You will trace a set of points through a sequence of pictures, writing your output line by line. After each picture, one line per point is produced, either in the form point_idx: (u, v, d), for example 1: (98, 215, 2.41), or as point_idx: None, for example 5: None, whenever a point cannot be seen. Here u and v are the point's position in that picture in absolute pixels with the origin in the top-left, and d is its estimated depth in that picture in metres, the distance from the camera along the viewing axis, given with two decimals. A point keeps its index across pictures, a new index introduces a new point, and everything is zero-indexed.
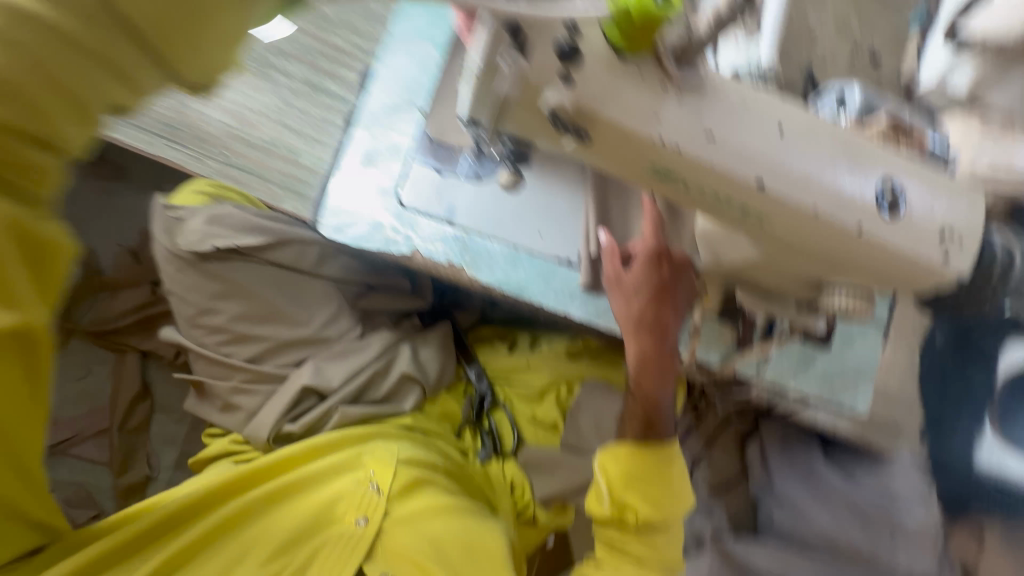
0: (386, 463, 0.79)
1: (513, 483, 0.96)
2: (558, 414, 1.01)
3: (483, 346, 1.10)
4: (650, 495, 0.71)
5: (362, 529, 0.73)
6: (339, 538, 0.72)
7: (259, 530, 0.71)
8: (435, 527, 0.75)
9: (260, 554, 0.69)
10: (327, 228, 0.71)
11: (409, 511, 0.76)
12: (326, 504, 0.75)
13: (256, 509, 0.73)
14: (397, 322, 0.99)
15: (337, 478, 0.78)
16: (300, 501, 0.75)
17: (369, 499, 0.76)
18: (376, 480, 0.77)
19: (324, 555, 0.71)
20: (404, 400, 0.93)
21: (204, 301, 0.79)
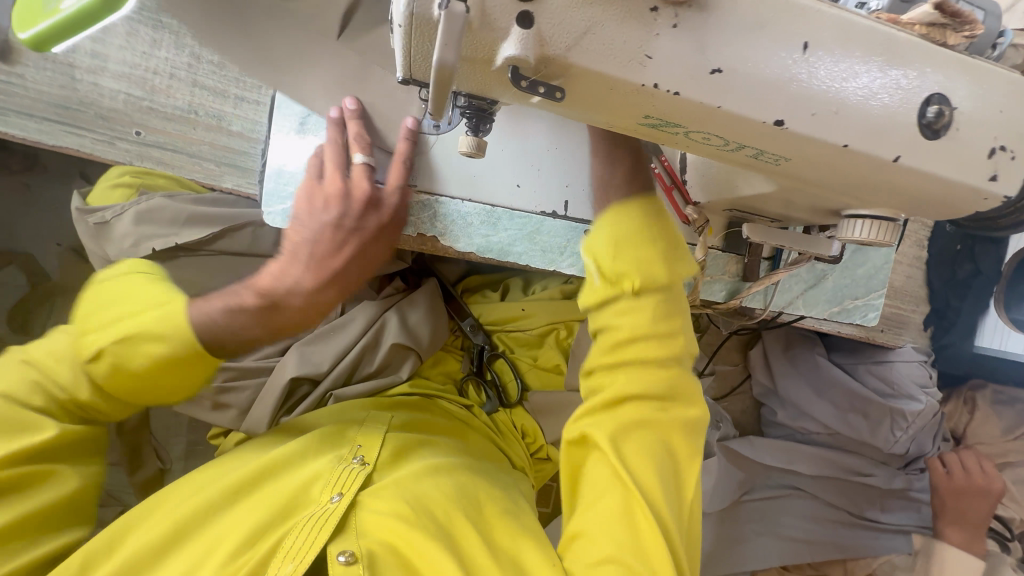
0: (372, 436, 0.75)
1: (524, 430, 0.97)
2: (560, 357, 0.99)
3: (474, 297, 1.04)
4: (645, 255, 0.52)
5: (336, 506, 0.64)
6: (309, 517, 0.63)
7: (219, 527, 0.61)
8: (419, 487, 0.68)
9: (220, 550, 0.59)
10: (273, 219, 0.61)
11: (392, 479, 0.69)
12: (295, 486, 0.66)
13: (216, 505, 0.63)
14: (379, 290, 0.93)
15: (312, 458, 0.71)
16: (267, 487, 0.66)
17: (346, 474, 0.69)
18: (361, 453, 0.73)
19: (293, 535, 0.60)
20: (401, 368, 0.90)
21: None
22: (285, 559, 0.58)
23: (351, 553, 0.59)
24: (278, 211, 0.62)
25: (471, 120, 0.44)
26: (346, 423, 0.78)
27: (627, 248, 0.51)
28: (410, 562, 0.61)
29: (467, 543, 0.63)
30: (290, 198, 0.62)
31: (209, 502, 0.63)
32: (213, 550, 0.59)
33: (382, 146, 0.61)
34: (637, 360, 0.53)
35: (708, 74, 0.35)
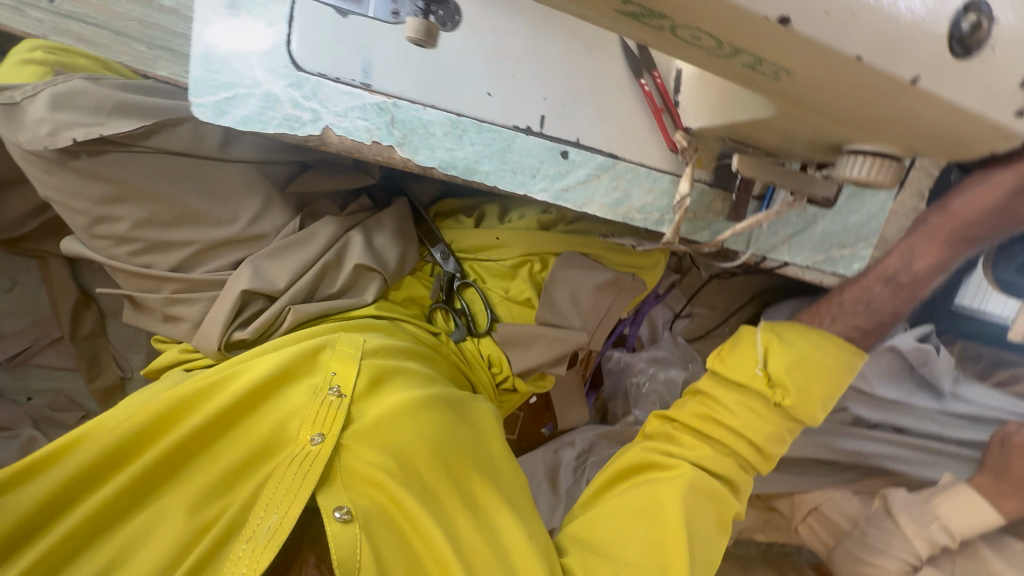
0: (348, 361, 0.68)
1: (491, 360, 0.95)
2: (533, 291, 0.94)
3: (447, 222, 0.98)
4: (768, 373, 0.60)
5: (317, 449, 0.61)
6: (290, 460, 0.60)
7: (192, 468, 0.59)
8: (404, 435, 0.64)
9: (193, 495, 0.56)
10: (200, 112, 0.52)
11: (373, 420, 0.65)
12: (270, 425, 0.63)
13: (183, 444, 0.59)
14: (343, 206, 0.87)
15: (286, 390, 0.66)
16: (241, 424, 0.63)
17: (325, 410, 0.64)
18: (337, 383, 0.67)
19: (274, 483, 0.58)
20: (366, 291, 0.86)
21: (96, 207, 0.66)
22: (268, 508, 0.56)
23: (348, 510, 0.57)
24: (207, 102, 0.52)
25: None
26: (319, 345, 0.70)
27: (739, 356, 0.63)
28: (399, 522, 0.60)
29: (451, 507, 0.61)
30: (222, 88, 0.52)
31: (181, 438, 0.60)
32: (187, 490, 0.57)
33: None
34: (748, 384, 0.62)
35: None
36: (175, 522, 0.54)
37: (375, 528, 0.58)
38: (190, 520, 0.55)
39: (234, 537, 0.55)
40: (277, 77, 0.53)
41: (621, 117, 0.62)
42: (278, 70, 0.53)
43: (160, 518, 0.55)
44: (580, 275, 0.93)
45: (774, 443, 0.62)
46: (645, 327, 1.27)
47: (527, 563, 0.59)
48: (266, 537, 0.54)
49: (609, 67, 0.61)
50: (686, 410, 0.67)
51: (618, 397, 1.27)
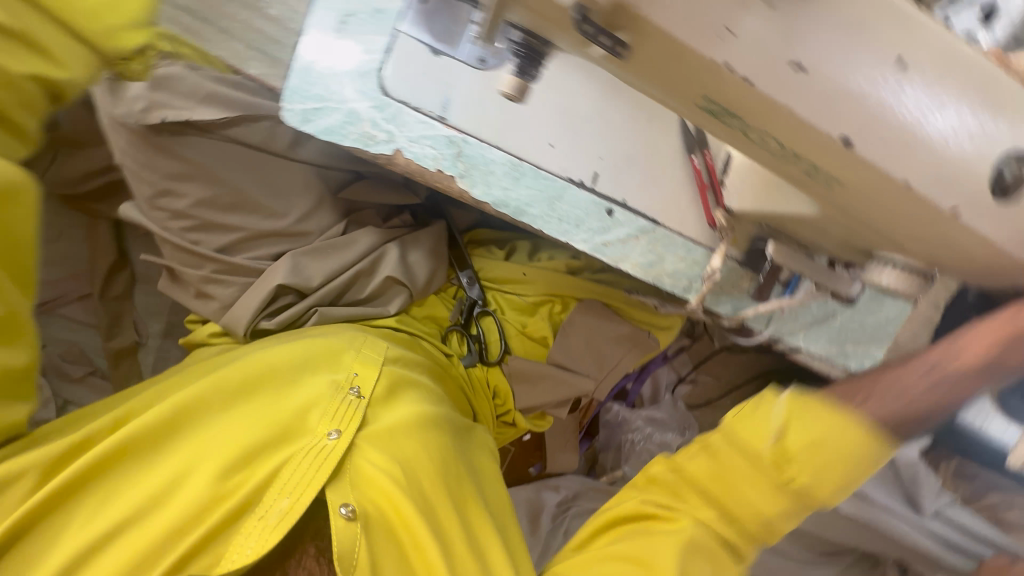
0: (372, 363, 0.70)
1: (495, 390, 0.98)
2: (549, 330, 0.96)
3: (479, 250, 1.01)
4: (793, 453, 0.52)
5: (333, 444, 0.62)
6: (306, 450, 0.61)
7: (209, 439, 0.60)
8: (412, 446, 0.66)
9: (215, 463, 0.58)
10: (288, 115, 0.56)
11: (387, 426, 0.66)
12: (292, 411, 0.64)
13: (214, 409, 0.62)
14: (386, 219, 0.90)
15: (309, 380, 0.67)
16: (263, 402, 0.64)
17: (344, 408, 0.65)
18: (357, 384, 0.68)
19: (290, 468, 0.60)
20: (390, 302, 0.88)
21: (163, 181, 0.70)
22: (281, 493, 0.58)
23: (353, 508, 0.59)
24: (296, 109, 0.56)
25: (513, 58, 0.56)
26: (345, 342, 0.71)
27: (758, 423, 0.55)
28: (396, 529, 0.61)
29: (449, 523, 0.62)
30: (312, 99, 0.56)
31: (209, 406, 0.62)
32: (207, 460, 0.59)
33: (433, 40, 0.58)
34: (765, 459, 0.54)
35: (785, 66, 0.33)
36: (197, 486, 0.57)
37: (374, 533, 0.60)
38: (208, 491, 0.57)
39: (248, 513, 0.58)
40: (364, 97, 0.57)
41: (667, 186, 0.67)
42: (367, 91, 0.57)
43: (182, 477, 0.58)
44: (595, 323, 0.96)
45: (787, 516, 0.55)
46: (648, 386, 1.28)
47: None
48: (276, 522, 0.56)
49: (666, 139, 0.66)
50: (694, 464, 0.59)
51: (610, 450, 1.27)
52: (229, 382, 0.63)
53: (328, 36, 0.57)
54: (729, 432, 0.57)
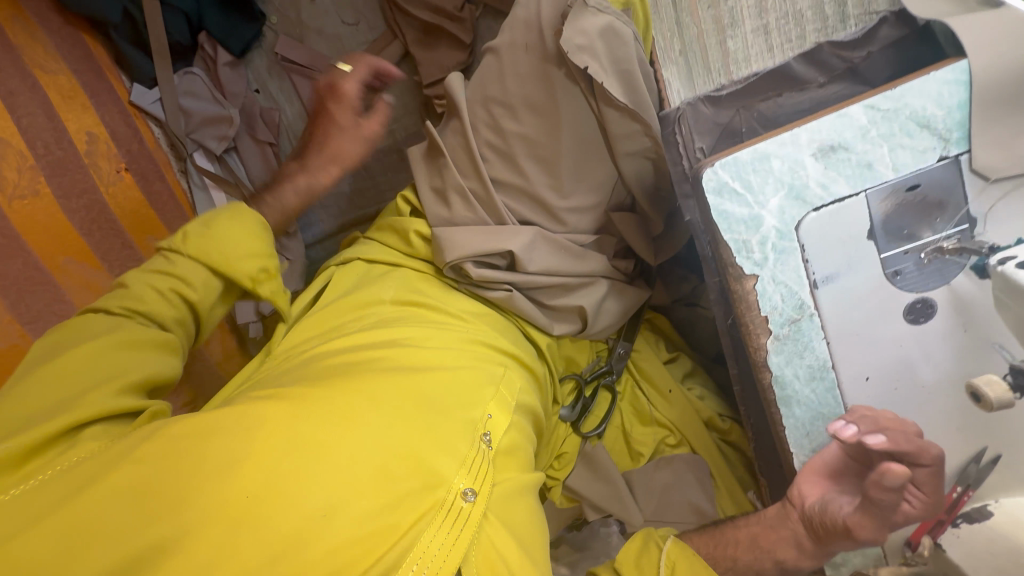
0: (504, 410, 0.61)
1: (560, 455, 0.91)
2: (649, 450, 0.91)
3: (647, 336, 0.98)
4: None
5: (472, 508, 0.49)
6: (444, 511, 0.48)
7: (347, 459, 0.46)
8: (526, 522, 0.54)
9: (346, 511, 0.44)
10: (708, 176, 0.54)
11: (507, 492, 0.55)
12: (432, 454, 0.51)
13: (346, 425, 0.49)
14: (614, 256, 0.86)
15: (446, 414, 0.55)
16: (403, 430, 0.51)
17: (478, 457, 0.53)
18: (488, 432, 0.57)
19: (430, 539, 0.46)
20: (559, 324, 0.83)
21: (516, 97, 0.70)
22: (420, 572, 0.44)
23: None
24: (719, 177, 0.54)
25: (1020, 382, 0.50)
26: (483, 376, 0.63)
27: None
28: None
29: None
30: (740, 182, 0.54)
31: (343, 421, 0.49)
32: (345, 498, 0.45)
33: (881, 231, 0.53)
34: None
35: None
36: (326, 540, 0.43)
37: None
38: (343, 545, 0.43)
39: None
40: (779, 218, 0.54)
41: None
42: (786, 215, 0.54)
43: (307, 518, 0.43)
44: (689, 485, 0.88)
45: None
46: None
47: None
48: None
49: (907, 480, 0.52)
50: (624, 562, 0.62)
51: None
52: (371, 401, 0.52)
53: (806, 151, 0.53)
54: None
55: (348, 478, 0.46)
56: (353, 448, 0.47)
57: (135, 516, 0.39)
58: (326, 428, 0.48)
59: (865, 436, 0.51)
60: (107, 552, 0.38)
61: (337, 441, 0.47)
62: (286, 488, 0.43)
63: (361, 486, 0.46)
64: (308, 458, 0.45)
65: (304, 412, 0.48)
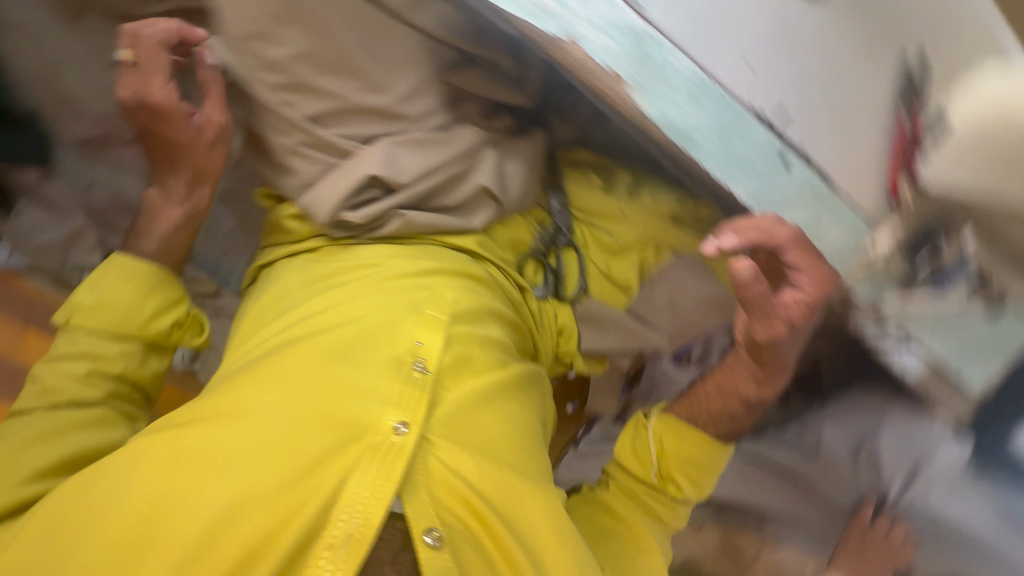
0: (435, 332, 0.61)
1: (561, 330, 0.90)
2: (635, 276, 0.89)
3: (575, 174, 0.90)
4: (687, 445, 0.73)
5: (405, 439, 0.55)
6: (371, 452, 0.55)
7: (274, 438, 0.55)
8: (490, 430, 0.61)
9: (269, 485, 0.53)
10: None
11: (457, 405, 0.59)
12: (355, 406, 0.57)
13: (260, 417, 0.56)
14: (487, 116, 0.78)
15: (368, 364, 0.59)
16: (325, 397, 0.57)
17: (410, 389, 0.58)
18: (422, 359, 0.60)
19: (357, 479, 0.53)
20: (475, 215, 0.78)
21: (266, 21, 0.62)
22: (348, 511, 0.52)
23: (438, 535, 0.53)
24: None
25: None
26: (402, 308, 0.63)
27: (678, 448, 0.73)
28: (478, 534, 0.57)
29: (532, 513, 0.60)
30: None
31: (259, 418, 0.56)
32: (267, 469, 0.53)
33: None
34: (681, 469, 0.74)
35: None
36: (253, 519, 0.51)
37: (462, 552, 0.56)
38: (264, 526, 0.51)
39: (310, 546, 0.52)
40: None
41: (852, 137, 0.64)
42: None
43: (232, 507, 0.52)
44: (686, 278, 0.88)
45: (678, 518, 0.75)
46: None
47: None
48: (352, 542, 0.51)
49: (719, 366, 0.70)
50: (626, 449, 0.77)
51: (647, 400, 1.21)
52: (289, 383, 0.58)
53: None
54: (656, 458, 0.74)
55: (268, 462, 0.54)
56: (272, 436, 0.55)
57: (108, 563, 0.50)
58: (242, 431, 0.55)
59: (722, 240, 0.57)
60: (82, 564, 0.50)
61: (259, 438, 0.55)
62: (212, 488, 0.52)
63: (284, 462, 0.54)
64: (232, 454, 0.54)
65: (216, 425, 0.56)
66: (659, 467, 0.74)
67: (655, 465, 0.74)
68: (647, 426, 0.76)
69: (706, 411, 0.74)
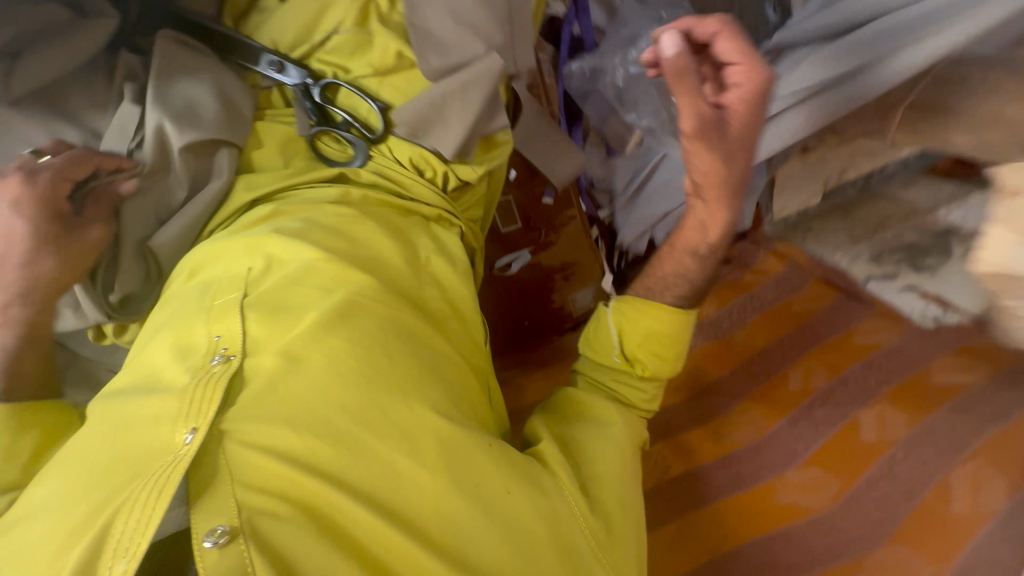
0: (229, 312, 0.53)
1: (417, 164, 0.73)
2: (399, 40, 0.67)
3: (261, 22, 0.71)
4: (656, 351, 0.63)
5: (191, 448, 0.45)
6: (154, 477, 0.43)
7: (49, 509, 0.44)
8: (309, 385, 0.49)
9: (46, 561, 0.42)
10: None
11: (268, 380, 0.49)
12: (139, 436, 0.46)
13: (47, 498, 0.45)
14: (114, 76, 0.64)
15: (157, 385, 0.49)
16: (110, 442, 0.47)
17: (203, 383, 0.48)
18: (222, 347, 0.51)
19: (122, 517, 0.42)
20: (214, 169, 0.66)
21: None
22: (117, 554, 0.41)
23: (224, 532, 0.42)
24: None
25: None
26: (186, 311, 0.54)
27: (645, 329, 0.62)
28: (311, 505, 0.46)
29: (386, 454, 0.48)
30: None
31: (47, 501, 0.45)
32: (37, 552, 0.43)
33: None
34: (646, 343, 0.63)
35: None
36: None
37: (277, 531, 0.44)
38: None
39: None
40: None
41: None
42: None
43: None
44: None
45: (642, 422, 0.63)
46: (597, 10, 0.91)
47: (431, 510, 0.48)
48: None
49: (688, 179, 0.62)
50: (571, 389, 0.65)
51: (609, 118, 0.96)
52: (79, 452, 0.47)
53: None
54: (618, 345, 0.64)
55: (57, 534, 0.43)
56: (57, 507, 0.44)
57: None
58: (33, 517, 0.45)
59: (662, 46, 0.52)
60: None
61: (50, 513, 0.44)
62: None
63: (67, 526, 0.43)
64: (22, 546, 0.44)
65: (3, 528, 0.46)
66: (624, 352, 0.64)
67: (617, 347, 0.64)
68: (606, 311, 0.66)
69: (658, 281, 0.65)
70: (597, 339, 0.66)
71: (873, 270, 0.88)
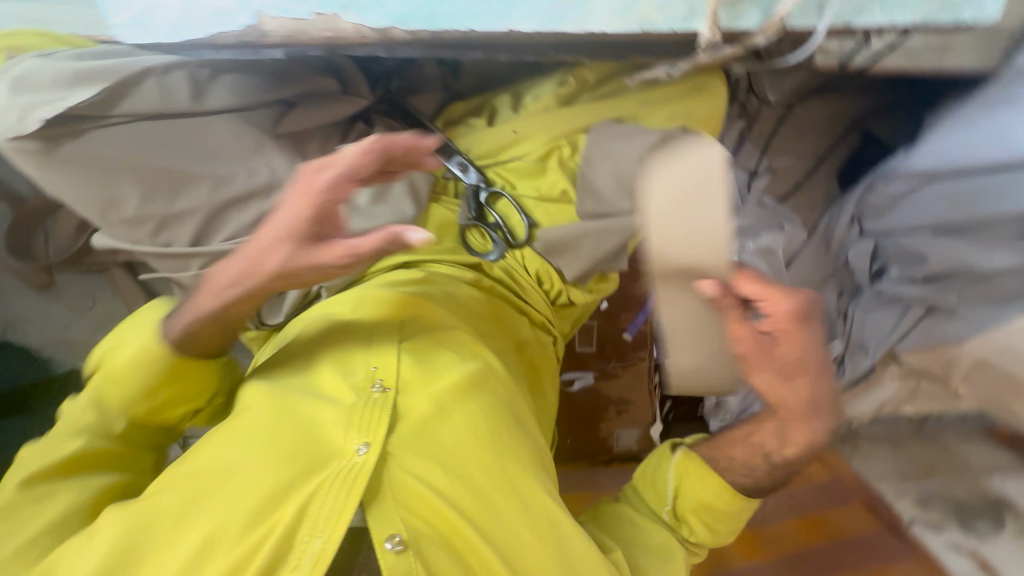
0: (387, 352, 0.62)
1: (540, 277, 0.83)
2: (567, 179, 0.81)
3: (459, 129, 0.87)
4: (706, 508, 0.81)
5: (366, 459, 0.55)
6: (336, 476, 0.54)
7: (234, 480, 0.54)
8: (455, 433, 0.59)
9: (235, 528, 0.52)
10: (128, 31, 0.49)
11: (418, 419, 0.59)
12: (313, 437, 0.57)
13: (227, 467, 0.55)
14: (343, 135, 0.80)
15: (325, 394, 0.59)
16: (284, 435, 0.56)
17: (369, 411, 0.58)
18: (379, 378, 0.60)
19: (318, 500, 0.53)
20: None
21: (97, 194, 0.63)
22: (312, 531, 0.52)
23: (399, 540, 0.53)
24: (128, 19, 0.48)
25: None
26: (355, 336, 0.64)
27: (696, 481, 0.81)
28: (451, 536, 0.55)
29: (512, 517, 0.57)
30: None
31: (226, 472, 0.55)
32: (233, 512, 0.53)
33: None
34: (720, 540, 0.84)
35: None
36: (217, 561, 0.51)
37: (430, 554, 0.53)
38: (238, 554, 0.51)
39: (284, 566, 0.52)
40: None
41: None
42: None
43: (208, 545, 0.51)
44: (618, 145, 0.79)
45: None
46: None
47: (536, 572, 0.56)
48: (313, 566, 0.50)
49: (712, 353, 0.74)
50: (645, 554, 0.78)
51: None
52: (249, 435, 0.56)
53: None
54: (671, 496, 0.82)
55: (249, 500, 0.53)
56: (238, 480, 0.54)
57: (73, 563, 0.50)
58: (214, 477, 0.55)
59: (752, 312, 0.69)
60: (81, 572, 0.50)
61: (233, 481, 0.54)
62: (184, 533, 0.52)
63: (253, 496, 0.53)
64: (211, 494, 0.54)
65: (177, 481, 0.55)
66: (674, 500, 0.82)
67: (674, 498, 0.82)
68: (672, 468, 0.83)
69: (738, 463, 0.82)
70: (657, 477, 0.85)
71: (921, 516, 0.99)
